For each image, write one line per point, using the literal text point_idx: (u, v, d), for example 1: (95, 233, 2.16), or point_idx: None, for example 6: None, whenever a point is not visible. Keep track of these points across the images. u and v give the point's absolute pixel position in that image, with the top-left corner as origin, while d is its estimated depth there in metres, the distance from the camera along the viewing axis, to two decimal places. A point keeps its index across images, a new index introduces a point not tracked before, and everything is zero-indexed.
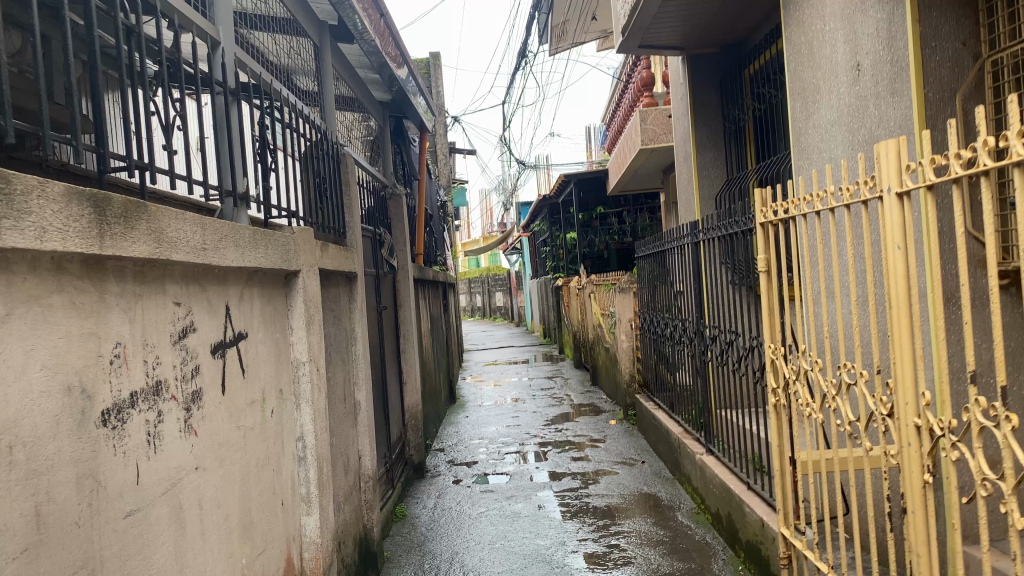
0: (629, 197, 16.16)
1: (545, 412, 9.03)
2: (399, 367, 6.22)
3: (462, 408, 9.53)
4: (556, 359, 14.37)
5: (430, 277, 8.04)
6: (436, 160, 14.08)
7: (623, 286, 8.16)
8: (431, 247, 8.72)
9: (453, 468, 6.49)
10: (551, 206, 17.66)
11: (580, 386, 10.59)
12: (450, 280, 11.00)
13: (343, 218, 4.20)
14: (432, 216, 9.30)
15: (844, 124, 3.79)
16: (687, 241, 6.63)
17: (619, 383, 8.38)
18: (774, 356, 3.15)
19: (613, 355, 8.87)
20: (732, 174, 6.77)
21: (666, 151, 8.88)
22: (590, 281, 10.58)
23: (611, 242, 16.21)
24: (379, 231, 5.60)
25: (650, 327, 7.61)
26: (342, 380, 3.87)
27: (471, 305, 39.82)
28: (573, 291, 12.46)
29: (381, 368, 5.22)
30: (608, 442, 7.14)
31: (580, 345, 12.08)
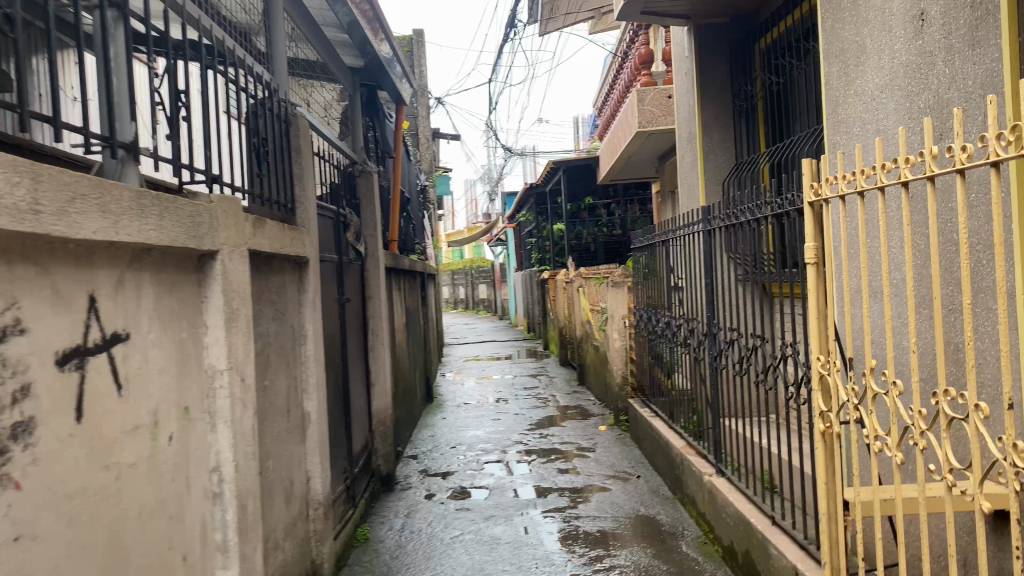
0: (619, 188, 15.52)
1: (529, 415, 8.35)
2: (365, 367, 5.53)
3: (439, 409, 8.84)
4: (540, 355, 13.72)
5: (405, 266, 7.34)
6: (418, 145, 13.33)
7: (616, 280, 7.49)
8: (407, 234, 8.01)
9: (425, 481, 5.80)
10: (539, 196, 16.97)
11: (566, 386, 9.91)
12: (429, 271, 10.30)
13: (293, 190, 3.49)
14: (410, 200, 8.59)
15: (899, 88, 3.13)
16: (689, 232, 5.97)
17: (610, 385, 7.72)
18: (824, 371, 2.47)
19: (603, 354, 8.21)
20: (741, 159, 6.10)
21: (664, 135, 8.21)
22: (579, 274, 9.91)
23: (599, 234, 15.56)
24: (343, 212, 4.89)
25: (646, 326, 6.95)
26: (284, 389, 3.17)
27: (454, 297, 39.12)
28: (560, 285, 11.79)
29: (341, 371, 4.52)
30: (598, 451, 6.47)
31: (567, 342, 11.41)
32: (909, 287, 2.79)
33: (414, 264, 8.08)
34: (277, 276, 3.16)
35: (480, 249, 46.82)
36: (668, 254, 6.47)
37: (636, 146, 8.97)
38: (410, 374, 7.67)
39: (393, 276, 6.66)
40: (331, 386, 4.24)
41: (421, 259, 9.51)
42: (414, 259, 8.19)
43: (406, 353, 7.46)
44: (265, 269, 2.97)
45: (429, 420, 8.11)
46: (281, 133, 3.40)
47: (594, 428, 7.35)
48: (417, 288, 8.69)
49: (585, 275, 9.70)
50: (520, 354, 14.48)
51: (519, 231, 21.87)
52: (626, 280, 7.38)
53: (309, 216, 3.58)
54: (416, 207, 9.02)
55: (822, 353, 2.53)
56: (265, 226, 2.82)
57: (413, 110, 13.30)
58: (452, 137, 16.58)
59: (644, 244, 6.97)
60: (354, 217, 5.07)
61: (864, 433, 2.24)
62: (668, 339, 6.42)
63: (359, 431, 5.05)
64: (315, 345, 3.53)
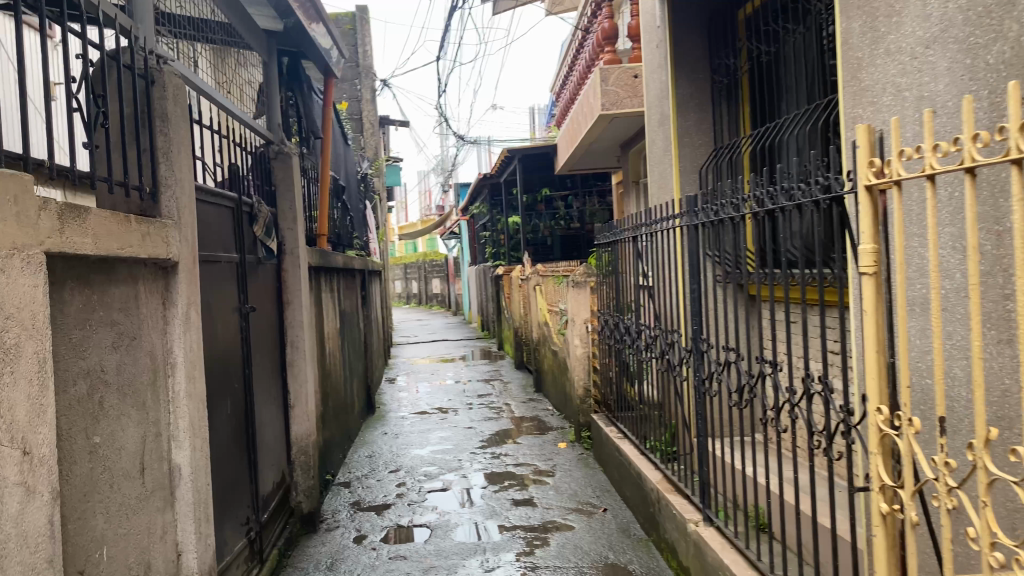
0: (577, 179, 14.83)
1: (480, 427, 7.56)
2: (280, 386, 4.68)
3: (381, 421, 7.98)
4: (495, 356, 12.94)
5: (339, 263, 6.48)
6: (363, 131, 12.41)
7: (576, 279, 6.72)
8: (343, 227, 7.16)
9: (356, 517, 4.96)
10: (493, 187, 16.16)
11: (521, 393, 9.14)
12: (371, 268, 9.42)
13: (161, 168, 2.64)
14: (348, 189, 7.72)
15: (956, 40, 2.41)
16: (662, 227, 5.21)
17: (571, 396, 6.96)
18: (893, 433, 1.72)
19: (562, 360, 7.46)
20: (720, 143, 5.37)
21: (628, 119, 7.48)
22: (536, 271, 9.15)
23: (556, 228, 14.97)
24: (247, 199, 4.04)
25: (610, 332, 6.19)
26: (135, 440, 2.33)
27: (406, 292, 38.10)
28: (514, 282, 11.01)
29: (241, 399, 3.67)
30: (558, 476, 5.71)
31: (523, 343, 10.65)
32: (965, 302, 2.07)
33: (351, 261, 7.23)
34: (123, 285, 2.31)
35: (433, 242, 45.77)
36: (635, 251, 5.73)
37: (597, 132, 8.24)
38: (346, 387, 6.83)
39: (322, 276, 5.82)
40: (223, 420, 3.38)
41: (362, 254, 8.64)
42: (352, 256, 7.35)
43: (340, 362, 6.62)
44: (93, 277, 2.13)
45: (369, 436, 7.26)
46: (136, 92, 2.53)
47: (553, 445, 6.59)
48: (355, 287, 7.84)
49: (541, 272, 8.97)
50: (471, 355, 13.67)
51: (472, 224, 21.05)
52: (588, 279, 6.63)
53: (185, 205, 2.74)
54: (355, 197, 8.15)
55: (881, 403, 1.79)
56: (90, 216, 1.98)
57: (357, 94, 12.37)
58: (401, 124, 15.66)
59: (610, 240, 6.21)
60: (265, 208, 4.21)
61: (971, 535, 1.49)
62: (633, 347, 5.69)
63: (270, 466, 4.20)
64: (189, 376, 2.69)
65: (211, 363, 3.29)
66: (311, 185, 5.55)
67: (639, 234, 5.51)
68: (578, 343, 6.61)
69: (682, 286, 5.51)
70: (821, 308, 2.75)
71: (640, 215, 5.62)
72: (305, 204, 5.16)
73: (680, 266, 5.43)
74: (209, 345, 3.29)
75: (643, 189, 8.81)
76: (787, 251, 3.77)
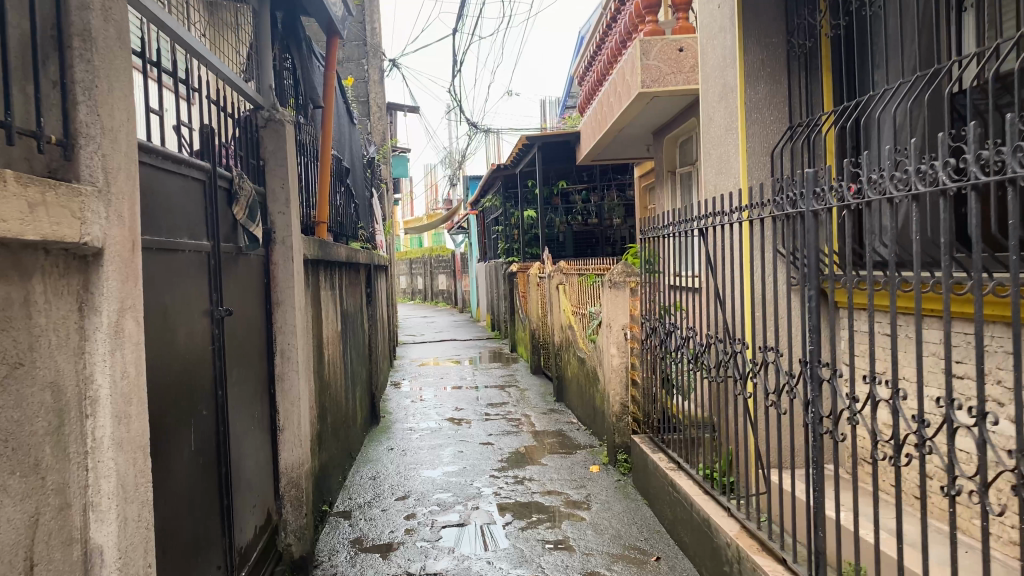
0: (595, 172, 14.02)
1: (497, 444, 6.71)
2: (267, 406, 3.84)
3: (386, 434, 7.13)
4: (507, 359, 12.11)
5: (340, 256, 5.64)
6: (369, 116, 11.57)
7: (612, 277, 5.75)
8: (346, 216, 6.30)
9: (357, 561, 4.12)
10: (507, 178, 15.30)
11: (541, 403, 8.29)
12: (376, 263, 8.55)
13: (84, 108, 1.79)
14: (354, 174, 6.85)
15: None
16: (726, 220, 4.33)
17: (604, 412, 6.10)
18: None
19: (592, 370, 6.62)
20: (796, 119, 4.51)
21: (671, 99, 6.66)
22: (559, 268, 8.31)
23: (572, 222, 14.19)
24: (223, 172, 3.17)
25: (654, 341, 5.30)
26: (16, 524, 1.50)
27: (410, 288, 37.28)
28: (532, 280, 10.15)
29: (207, 431, 2.83)
30: (594, 509, 4.86)
31: (541, 346, 9.80)
32: None
33: (355, 254, 6.41)
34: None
35: (439, 237, 44.86)
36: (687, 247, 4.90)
37: (633, 114, 7.42)
38: (347, 398, 5.99)
39: (320, 272, 4.98)
40: (183, 460, 2.54)
41: (368, 246, 7.79)
42: (357, 248, 6.52)
43: (342, 370, 5.79)
44: None
45: (373, 452, 6.43)
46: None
47: (583, 469, 5.76)
48: (360, 283, 7.01)
49: (566, 270, 8.15)
50: (481, 356, 12.83)
51: (482, 218, 20.18)
52: (627, 278, 5.70)
53: (120, 167, 1.90)
54: (360, 182, 7.30)
55: None
56: None
57: (364, 74, 11.51)
58: (410, 109, 14.81)
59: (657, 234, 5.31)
60: (249, 184, 3.38)
61: None
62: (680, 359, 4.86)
63: (252, 509, 3.37)
64: (119, 417, 1.84)
65: (167, 384, 2.45)
66: (309, 161, 4.69)
67: (691, 228, 4.69)
68: (611, 352, 5.74)
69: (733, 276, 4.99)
70: (919, 307, 2.26)
71: (697, 205, 4.73)
72: (301, 183, 4.33)
73: (742, 264, 4.58)
74: (167, 362, 2.45)
75: (681, 179, 7.99)
76: (867, 239, 3.21)
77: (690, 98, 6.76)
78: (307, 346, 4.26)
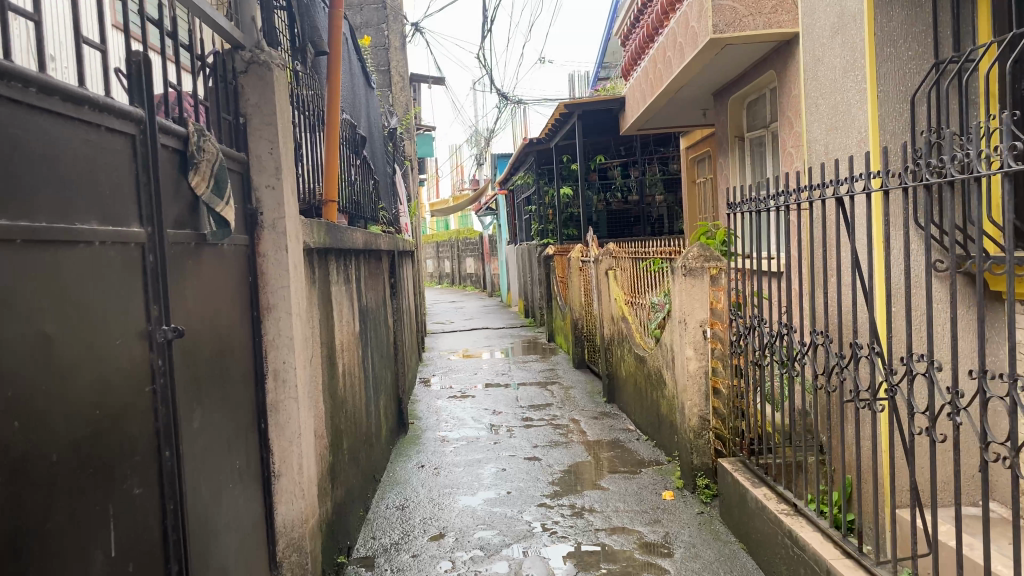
0: (636, 145, 12.97)
1: (545, 458, 5.72)
2: (257, 447, 2.88)
3: (415, 447, 6.16)
4: (545, 349, 11.13)
5: (356, 243, 4.66)
6: (391, 85, 10.51)
7: (687, 262, 4.67)
8: (363, 196, 5.30)
9: None
10: (540, 152, 14.16)
11: (590, 404, 7.28)
12: (401, 248, 7.57)
13: None
14: (372, 145, 5.84)
15: None
16: (859, 186, 3.25)
17: (676, 424, 5.08)
18: None
19: (656, 371, 5.59)
20: (945, 54, 3.42)
21: (750, 45, 5.60)
22: (609, 251, 7.28)
23: (610, 200, 13.16)
24: (171, 122, 2.17)
25: (747, 342, 4.24)
26: None
27: (437, 272, 36.39)
28: (573, 263, 9.10)
29: (149, 515, 1.87)
30: (679, 556, 3.86)
31: (586, 337, 8.80)
32: None
33: (377, 240, 5.44)
34: None
35: (465, 219, 43.82)
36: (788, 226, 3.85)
37: (698, 68, 6.36)
38: (369, 411, 5.03)
39: (330, 264, 4.00)
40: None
41: (391, 230, 6.81)
42: (377, 233, 5.53)
43: (362, 379, 4.83)
44: None
45: (401, 472, 5.46)
46: None
47: (654, 496, 4.76)
48: (382, 273, 6.03)
49: (616, 253, 7.12)
50: (514, 347, 11.84)
51: (512, 197, 19.11)
52: (707, 264, 4.62)
53: None
54: (380, 157, 6.28)
55: None
56: None
57: (384, 41, 10.55)
58: (435, 81, 13.71)
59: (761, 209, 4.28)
60: (215, 141, 2.38)
61: None
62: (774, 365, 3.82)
63: None
64: None
65: (55, 464, 1.49)
66: (311, 122, 3.66)
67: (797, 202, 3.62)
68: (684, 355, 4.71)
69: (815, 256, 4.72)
70: None
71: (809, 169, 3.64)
72: (298, 151, 3.32)
73: (869, 244, 3.50)
74: (51, 429, 1.48)
75: (749, 145, 6.94)
76: None
77: (772, 44, 5.67)
78: (310, 361, 3.27)
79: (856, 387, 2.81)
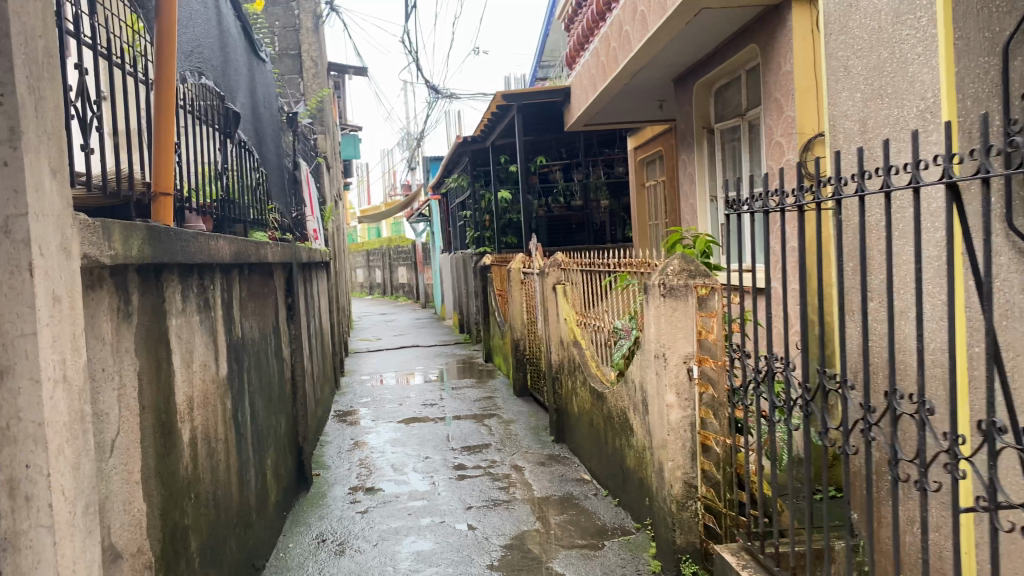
0: (580, 145, 11.94)
1: (481, 526, 4.52)
2: None
3: (317, 511, 4.90)
4: (481, 371, 9.97)
5: (222, 256, 3.41)
6: (302, 71, 9.24)
7: (665, 280, 3.54)
8: (236, 191, 4.03)
9: None
10: (475, 153, 12.98)
11: (535, 446, 6.12)
12: (306, 259, 6.28)
13: None
14: (256, 127, 4.57)
15: None
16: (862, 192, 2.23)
17: (650, 486, 3.96)
18: None
19: (620, 414, 4.47)
20: None
21: (733, 7, 4.55)
22: (556, 261, 6.15)
23: (551, 206, 12.07)
24: None
25: (751, 390, 3.13)
26: None
27: (367, 281, 34.85)
28: (513, 276, 7.94)
29: None
30: None
31: (528, 361, 7.66)
32: None
33: (261, 251, 4.19)
34: None
35: (396, 226, 42.32)
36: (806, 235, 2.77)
37: (663, 42, 5.29)
38: (245, 480, 3.76)
39: (164, 287, 2.73)
40: None
41: (288, 236, 5.53)
42: (262, 241, 4.29)
43: (231, 442, 3.55)
44: None
45: (293, 554, 4.20)
46: None
47: None
48: (272, 292, 4.78)
49: (565, 265, 6.00)
50: (447, 367, 10.64)
51: (445, 203, 17.84)
52: (691, 284, 3.49)
53: None
54: (272, 148, 5.01)
55: None
56: None
57: (293, 20, 9.31)
58: (356, 72, 12.39)
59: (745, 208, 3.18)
60: None
61: None
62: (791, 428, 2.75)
63: None
64: None
65: None
66: (139, 83, 2.47)
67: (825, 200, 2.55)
68: (658, 399, 3.61)
69: (823, 261, 3.88)
70: None
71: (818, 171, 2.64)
72: (78, 112, 2.06)
73: (943, 261, 2.44)
74: None
75: (720, 139, 5.90)
76: None
77: (758, 9, 4.65)
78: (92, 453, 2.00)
79: (994, 497, 1.70)
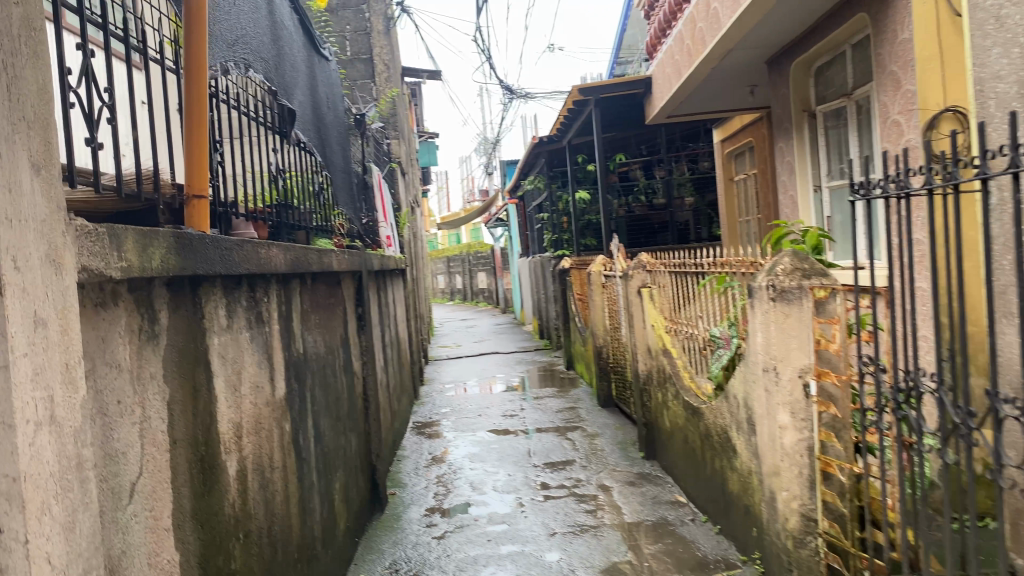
0: (662, 140, 11.41)
1: (567, 555, 4.11)
2: None
3: (391, 536, 4.57)
4: (564, 379, 9.56)
5: (277, 266, 3.11)
6: (375, 76, 9.07)
7: (775, 281, 3.05)
8: (295, 196, 3.74)
9: None
10: (552, 153, 12.59)
11: (623, 463, 5.67)
12: (379, 267, 6.00)
13: None
14: (318, 127, 4.28)
15: None
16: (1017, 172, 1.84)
17: (760, 517, 3.46)
18: None
19: (721, 431, 3.98)
20: None
21: None
22: (643, 263, 5.69)
23: (632, 205, 11.61)
24: None
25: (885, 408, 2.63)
26: None
27: (448, 287, 34.90)
28: (595, 280, 7.50)
29: None
30: None
31: (613, 369, 7.20)
32: None
33: (325, 259, 3.90)
34: None
35: (476, 232, 42.32)
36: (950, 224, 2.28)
37: (756, 18, 4.79)
38: (308, 509, 3.45)
39: (204, 302, 2.43)
40: None
41: (358, 244, 5.25)
42: (326, 249, 4.00)
43: (291, 470, 3.25)
44: None
45: None
46: None
47: None
48: (340, 302, 4.50)
49: (652, 267, 5.54)
50: (528, 375, 10.26)
51: (523, 206, 17.50)
52: (809, 285, 3.00)
53: None
54: (338, 150, 4.74)
55: None
56: None
57: (364, 24, 9.08)
58: (430, 75, 12.18)
59: (855, 197, 2.65)
60: None
61: None
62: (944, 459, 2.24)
63: None
64: None
65: None
66: (168, 72, 2.18)
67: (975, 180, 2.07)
68: (770, 419, 3.13)
69: (969, 255, 3.32)
70: None
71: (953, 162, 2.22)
72: (86, 101, 1.76)
73: None
74: None
75: (821, 124, 5.33)
76: None
77: None
78: (101, 503, 1.69)
79: None
